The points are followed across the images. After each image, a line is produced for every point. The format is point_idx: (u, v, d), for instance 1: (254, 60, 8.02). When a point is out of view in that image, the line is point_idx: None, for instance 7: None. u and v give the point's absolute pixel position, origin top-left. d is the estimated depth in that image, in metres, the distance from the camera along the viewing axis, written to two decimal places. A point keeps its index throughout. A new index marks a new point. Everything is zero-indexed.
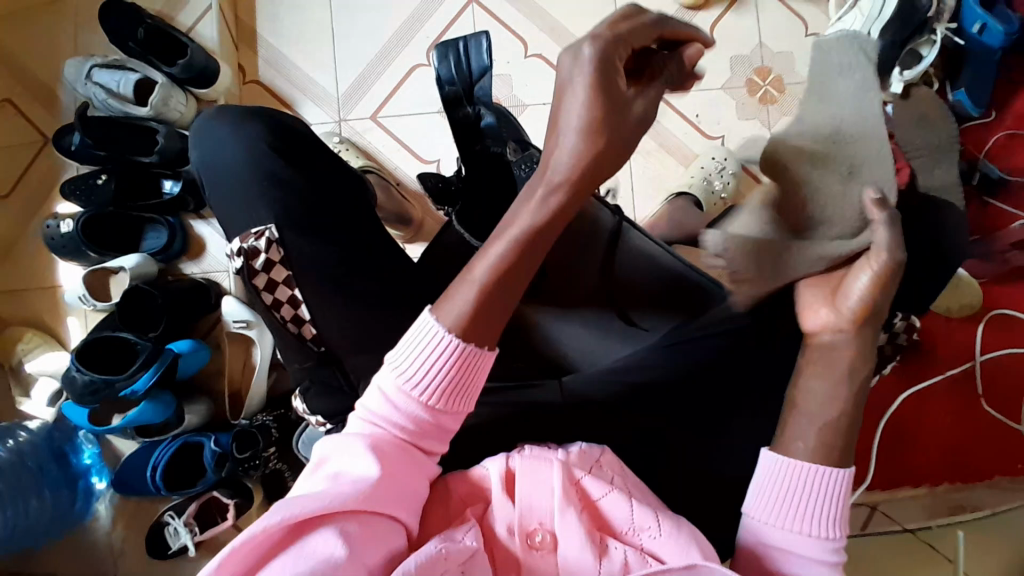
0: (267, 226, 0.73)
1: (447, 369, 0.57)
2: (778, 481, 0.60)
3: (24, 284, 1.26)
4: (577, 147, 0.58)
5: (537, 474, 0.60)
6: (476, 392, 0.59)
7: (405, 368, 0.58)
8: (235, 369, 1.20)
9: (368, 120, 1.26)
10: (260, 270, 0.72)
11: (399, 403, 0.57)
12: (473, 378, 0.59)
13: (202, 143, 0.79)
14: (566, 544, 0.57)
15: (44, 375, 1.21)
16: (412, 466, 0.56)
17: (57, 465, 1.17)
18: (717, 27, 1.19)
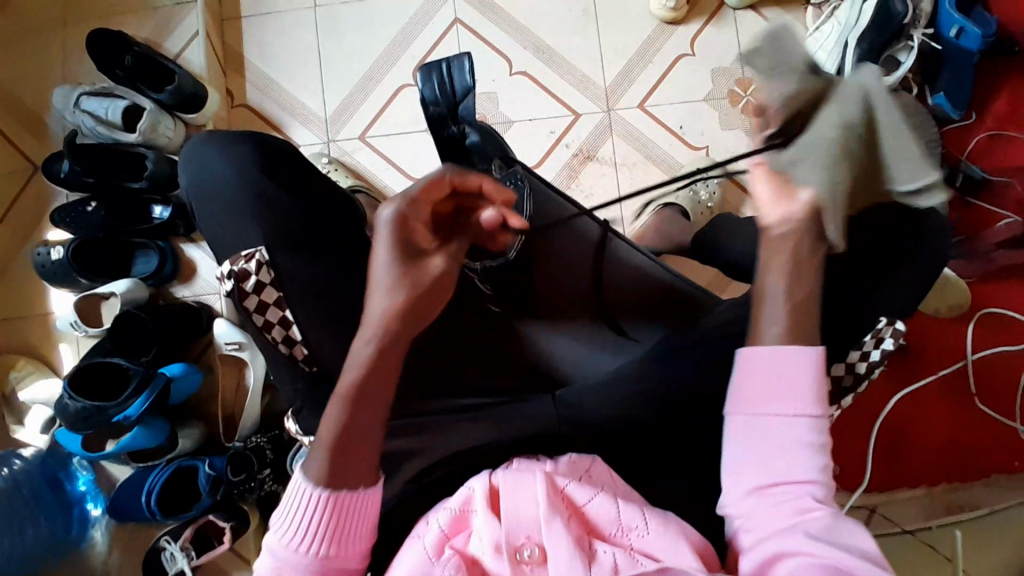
0: (256, 249, 0.73)
1: (318, 518, 0.57)
2: (757, 369, 0.60)
3: (15, 312, 1.26)
4: (387, 299, 0.59)
5: (522, 487, 0.62)
6: (359, 531, 0.59)
7: (286, 530, 0.58)
8: (228, 392, 1.20)
9: (356, 139, 1.27)
10: (251, 292, 0.71)
11: (287, 561, 0.58)
12: (351, 521, 0.58)
13: (190, 165, 0.80)
14: (554, 557, 0.58)
15: (37, 404, 1.21)
16: None
17: (52, 491, 1.18)
18: (697, 39, 1.21)
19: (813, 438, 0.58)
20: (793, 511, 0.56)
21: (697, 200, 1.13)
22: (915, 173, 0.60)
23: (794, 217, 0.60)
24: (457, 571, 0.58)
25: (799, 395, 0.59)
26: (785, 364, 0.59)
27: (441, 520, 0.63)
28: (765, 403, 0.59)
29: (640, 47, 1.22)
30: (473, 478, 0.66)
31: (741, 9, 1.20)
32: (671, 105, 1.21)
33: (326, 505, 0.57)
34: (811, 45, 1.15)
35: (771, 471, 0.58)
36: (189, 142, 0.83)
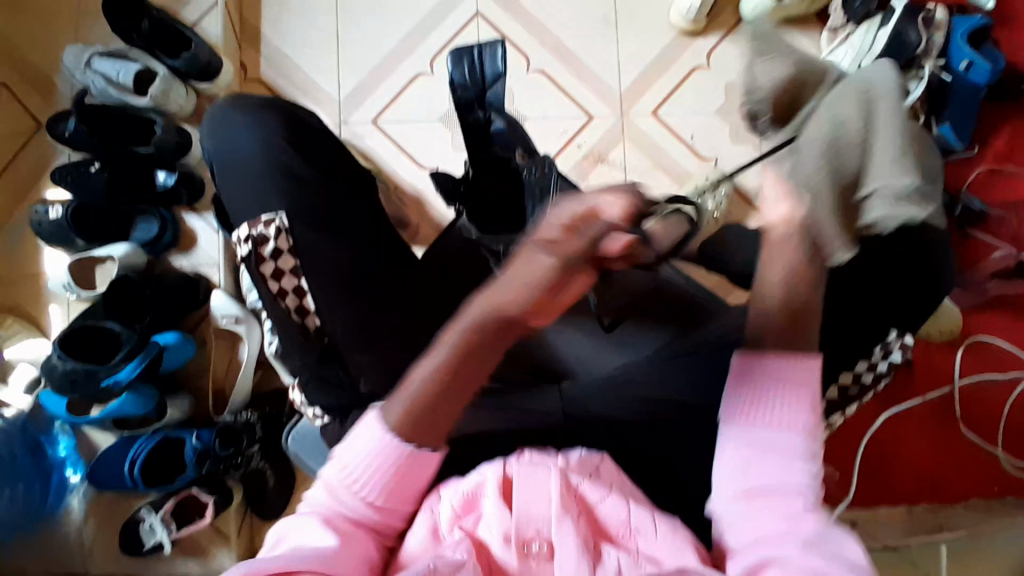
0: (277, 214, 0.75)
1: (382, 462, 0.62)
2: (748, 383, 0.62)
3: (6, 270, 1.23)
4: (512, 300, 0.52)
5: (535, 481, 0.64)
6: (416, 487, 0.63)
7: (351, 471, 0.63)
8: (219, 367, 1.20)
9: (368, 123, 1.27)
10: (268, 258, 0.73)
11: (343, 500, 0.63)
12: (412, 475, 0.63)
13: (210, 130, 0.80)
14: (563, 550, 0.61)
15: (24, 363, 1.19)
16: (360, 543, 0.62)
17: (31, 457, 1.16)
18: (714, 53, 1.22)
19: (801, 459, 0.61)
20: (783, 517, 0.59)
21: (706, 209, 1.12)
22: (895, 170, 0.55)
23: (777, 220, 0.57)
24: (468, 554, 0.60)
25: (795, 412, 0.61)
26: (778, 382, 0.61)
27: (453, 499, 0.65)
28: (763, 415, 0.62)
29: (656, 56, 1.23)
30: (485, 464, 0.68)
31: None
32: (684, 115, 1.21)
33: (399, 455, 0.61)
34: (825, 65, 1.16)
35: (762, 480, 0.60)
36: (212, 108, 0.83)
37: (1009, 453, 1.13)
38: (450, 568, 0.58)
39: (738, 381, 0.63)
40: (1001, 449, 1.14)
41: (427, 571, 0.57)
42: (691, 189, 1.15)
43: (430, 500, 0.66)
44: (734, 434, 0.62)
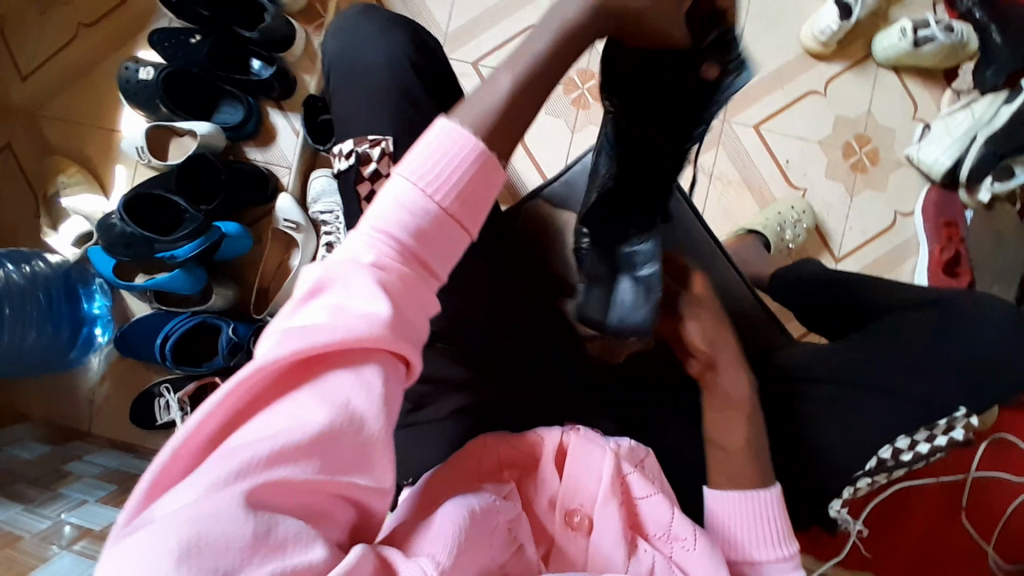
0: (385, 136, 0.72)
1: (460, 168, 0.46)
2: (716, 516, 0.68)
3: (82, 119, 1.23)
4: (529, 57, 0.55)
5: (588, 458, 0.63)
6: (489, 206, 0.48)
7: (421, 177, 0.46)
8: (269, 266, 1.20)
9: (468, 64, 1.25)
10: (367, 178, 0.71)
11: (409, 219, 0.45)
12: (485, 192, 0.48)
13: (344, 39, 0.78)
14: (604, 531, 0.60)
15: (77, 215, 1.18)
16: (423, 307, 0.46)
17: (67, 302, 1.14)
18: (833, 81, 1.20)
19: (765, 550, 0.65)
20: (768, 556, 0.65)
21: (782, 237, 1.13)
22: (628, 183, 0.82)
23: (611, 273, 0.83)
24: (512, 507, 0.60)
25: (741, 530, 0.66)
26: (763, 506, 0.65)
27: (504, 453, 0.65)
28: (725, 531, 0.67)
29: (776, 69, 1.20)
30: (543, 428, 0.67)
31: (885, 67, 1.19)
32: (785, 137, 1.20)
33: (472, 172, 0.47)
34: (938, 126, 1.14)
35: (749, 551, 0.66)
36: (347, 15, 0.81)
37: (1000, 555, 1.07)
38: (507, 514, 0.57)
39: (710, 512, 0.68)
40: (992, 548, 1.07)
41: (486, 509, 0.54)
42: (772, 215, 1.14)
43: (481, 440, 0.66)
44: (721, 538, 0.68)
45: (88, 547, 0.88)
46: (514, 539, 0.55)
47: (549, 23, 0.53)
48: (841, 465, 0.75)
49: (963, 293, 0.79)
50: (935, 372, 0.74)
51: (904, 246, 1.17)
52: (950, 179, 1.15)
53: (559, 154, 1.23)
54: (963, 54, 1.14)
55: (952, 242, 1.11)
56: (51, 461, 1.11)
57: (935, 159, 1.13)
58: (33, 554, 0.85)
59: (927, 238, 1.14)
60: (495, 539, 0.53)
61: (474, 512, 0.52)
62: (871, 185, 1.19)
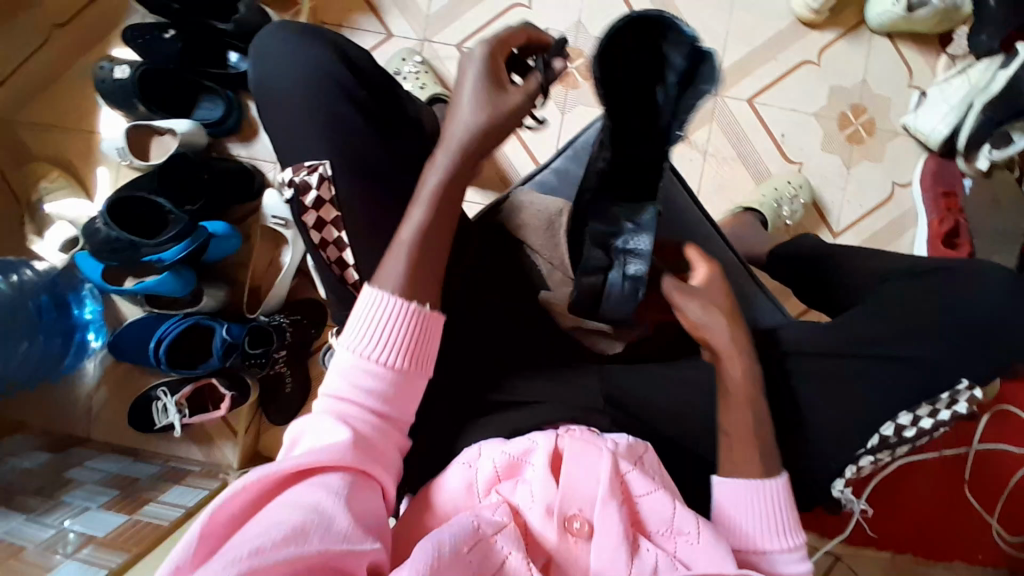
0: (321, 162, 0.70)
1: (402, 329, 0.61)
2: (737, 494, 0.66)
3: (61, 121, 1.21)
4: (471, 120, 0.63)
5: (586, 459, 0.62)
6: (429, 348, 0.63)
7: (365, 343, 0.61)
8: (259, 265, 1.18)
9: (452, 47, 1.22)
10: (310, 207, 0.70)
11: (357, 378, 0.60)
12: (424, 338, 0.63)
13: (263, 55, 0.74)
14: (604, 534, 0.59)
15: (62, 221, 1.16)
16: (383, 439, 0.60)
17: (57, 311, 1.12)
18: (826, 50, 1.17)
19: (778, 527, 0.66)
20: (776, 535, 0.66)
21: (779, 213, 1.11)
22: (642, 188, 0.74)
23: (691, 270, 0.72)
24: (507, 518, 0.59)
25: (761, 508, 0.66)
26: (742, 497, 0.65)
27: (497, 461, 0.64)
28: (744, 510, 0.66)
29: (768, 40, 1.17)
30: (535, 432, 0.66)
31: (880, 33, 1.16)
32: (779, 110, 1.17)
33: (407, 320, 0.61)
34: (935, 93, 1.11)
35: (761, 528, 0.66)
36: (262, 34, 0.75)
37: (1005, 528, 1.08)
38: (490, 528, 0.58)
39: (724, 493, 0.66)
40: (996, 520, 1.08)
41: (470, 531, 0.56)
42: (769, 191, 1.12)
43: (475, 451, 0.66)
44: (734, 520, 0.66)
45: (93, 555, 0.88)
46: (496, 553, 0.57)
47: (447, 147, 0.64)
48: (842, 447, 0.74)
49: (963, 266, 0.77)
50: (938, 346, 0.73)
51: (901, 218, 1.15)
52: (948, 148, 1.12)
53: (549, 138, 1.20)
54: (957, 19, 1.10)
55: (951, 212, 1.10)
56: (52, 469, 1.11)
57: (932, 127, 1.11)
58: (39, 565, 0.85)
59: (925, 208, 1.12)
60: (470, 559, 0.54)
61: (449, 539, 0.54)
62: (868, 156, 1.16)
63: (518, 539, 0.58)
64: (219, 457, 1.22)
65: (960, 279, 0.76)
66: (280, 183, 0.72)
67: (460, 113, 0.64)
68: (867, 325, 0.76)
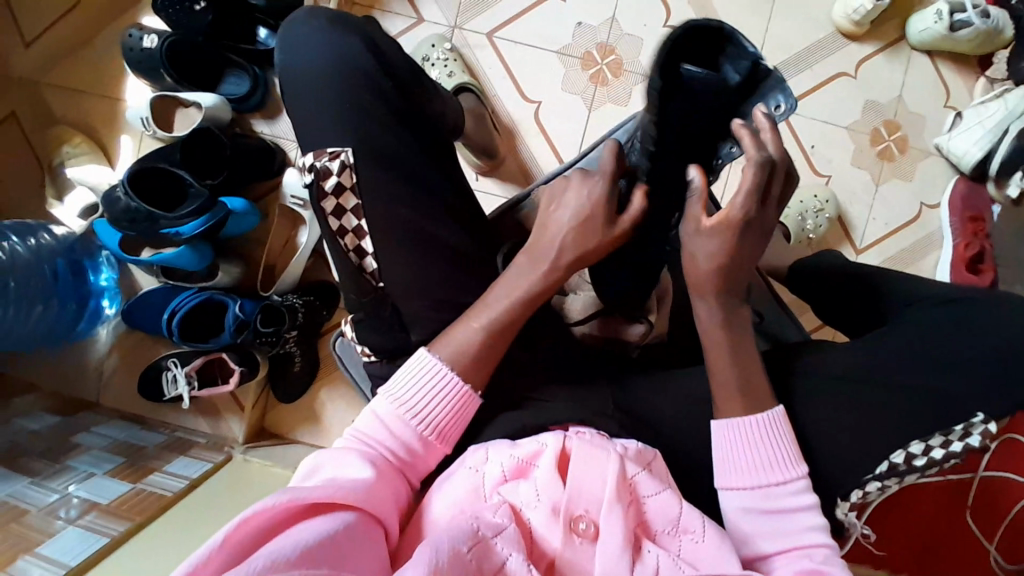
0: (344, 148, 0.68)
1: (447, 405, 0.64)
2: (777, 446, 0.64)
3: (88, 86, 1.22)
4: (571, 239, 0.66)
5: (594, 460, 0.61)
6: (463, 425, 0.65)
7: (407, 401, 0.63)
8: (275, 244, 1.17)
9: (483, 36, 1.21)
10: (330, 194, 0.68)
11: (393, 431, 0.63)
12: (463, 415, 0.65)
13: (286, 42, 0.72)
14: (609, 537, 0.57)
15: (83, 186, 1.17)
16: (393, 491, 0.60)
17: (74, 277, 1.13)
18: (864, 63, 1.14)
19: (800, 503, 0.63)
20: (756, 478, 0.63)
21: (802, 228, 1.10)
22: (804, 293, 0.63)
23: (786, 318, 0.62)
24: (508, 520, 0.58)
25: (777, 463, 0.63)
26: (779, 448, 0.64)
27: (505, 463, 0.63)
28: (765, 459, 0.63)
29: (806, 48, 1.15)
30: (543, 433, 0.66)
31: (919, 50, 1.13)
32: (811, 121, 1.15)
33: (457, 393, 0.64)
34: (970, 115, 1.09)
35: (762, 465, 0.63)
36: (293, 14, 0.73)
37: (1005, 556, 1.05)
38: (489, 530, 0.56)
39: (783, 446, 0.64)
40: (995, 547, 1.05)
41: (471, 536, 0.54)
42: (794, 203, 1.11)
43: (482, 454, 0.65)
44: (757, 464, 0.63)
45: (96, 522, 0.89)
46: (495, 554, 0.55)
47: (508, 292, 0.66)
48: None
49: (988, 296, 0.75)
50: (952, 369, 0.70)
51: (928, 238, 1.13)
52: (979, 172, 1.10)
53: (575, 134, 1.18)
54: (997, 42, 1.08)
55: (977, 237, 1.07)
56: (58, 433, 1.12)
57: (965, 150, 1.09)
58: (42, 530, 0.86)
59: (951, 231, 1.10)
60: (468, 560, 0.52)
61: (448, 542, 0.53)
62: (897, 174, 1.14)
63: (518, 540, 0.57)
64: (225, 431, 1.23)
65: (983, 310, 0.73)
66: (297, 169, 0.69)
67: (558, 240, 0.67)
68: (887, 353, 0.73)
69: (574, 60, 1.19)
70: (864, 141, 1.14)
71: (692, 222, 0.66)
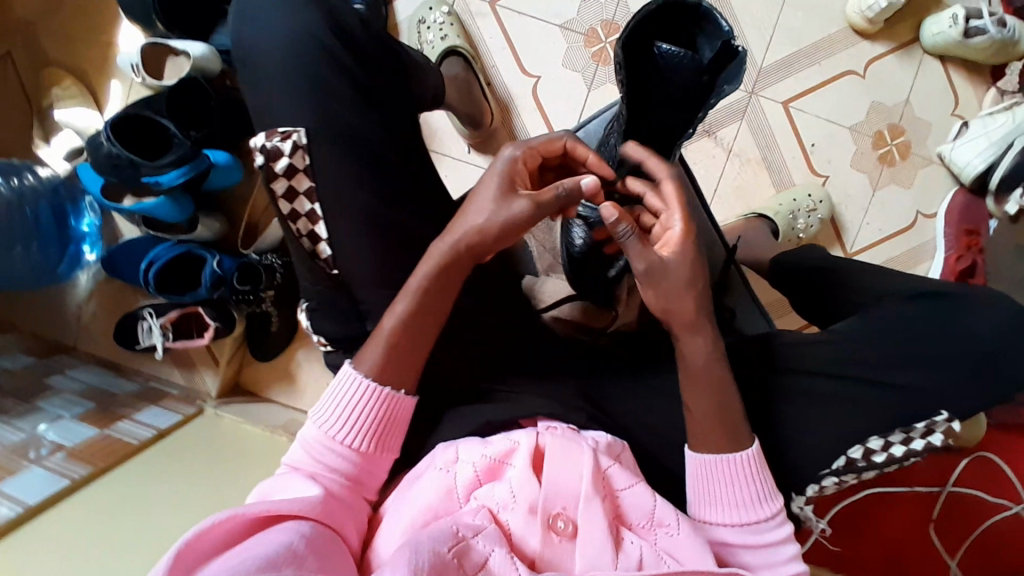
0: (296, 128, 0.66)
1: (373, 412, 0.63)
2: (756, 482, 0.62)
3: (81, 28, 1.20)
4: (484, 215, 0.63)
5: (568, 454, 0.60)
6: (399, 432, 0.65)
7: (336, 417, 0.63)
8: (258, 204, 1.19)
9: (486, 3, 1.17)
10: (281, 175, 0.66)
11: (327, 450, 0.62)
12: (396, 419, 0.64)
13: (242, 10, 0.69)
14: (587, 532, 0.56)
15: (69, 129, 1.15)
16: (342, 505, 0.59)
17: (55, 220, 1.12)
18: (874, 63, 1.10)
19: (773, 539, 0.61)
20: (733, 507, 0.61)
21: (792, 225, 1.06)
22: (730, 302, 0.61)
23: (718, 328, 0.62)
24: (487, 521, 0.56)
25: (756, 498, 0.61)
26: (760, 484, 0.62)
27: (478, 462, 0.61)
28: (743, 492, 0.61)
29: (815, 43, 1.11)
30: (513, 431, 0.64)
31: (931, 54, 1.09)
32: (814, 119, 1.12)
33: (382, 397, 0.63)
34: (977, 125, 1.05)
35: (740, 496, 0.61)
36: None
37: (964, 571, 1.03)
38: (469, 531, 0.54)
39: (764, 482, 0.62)
40: (956, 564, 1.03)
41: (450, 537, 0.53)
42: (787, 200, 1.07)
43: (453, 452, 0.62)
44: (735, 494, 0.61)
45: (60, 463, 0.89)
46: (477, 552, 0.53)
47: (421, 272, 0.64)
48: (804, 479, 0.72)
49: None
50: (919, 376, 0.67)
51: (919, 249, 1.10)
52: (980, 184, 1.07)
53: (570, 113, 1.16)
54: (1013, 53, 1.04)
55: (970, 251, 1.05)
56: (34, 374, 1.12)
57: (968, 161, 1.05)
58: (4, 468, 0.87)
59: (945, 243, 1.08)
60: (450, 559, 0.51)
61: (428, 542, 0.51)
62: (897, 180, 1.11)
63: (499, 539, 0.55)
64: (199, 384, 1.23)
65: (961, 310, 0.70)
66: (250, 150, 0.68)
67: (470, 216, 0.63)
68: (854, 353, 0.70)
69: (576, 36, 1.15)
70: (865, 142, 1.11)
71: (643, 255, 0.61)
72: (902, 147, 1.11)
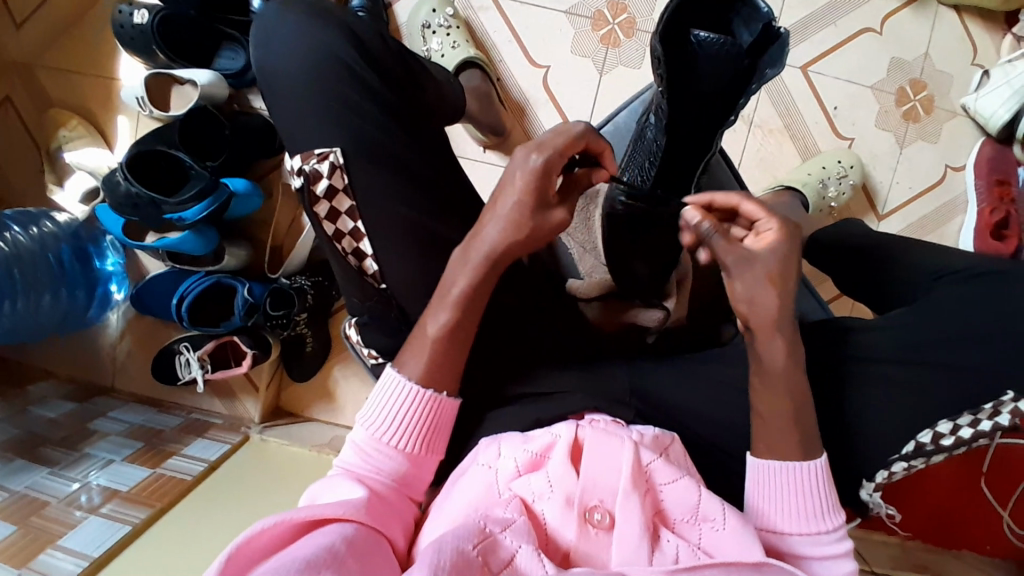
0: (333, 149, 0.64)
1: (420, 416, 0.62)
2: (817, 496, 0.59)
3: (81, 66, 1.18)
4: (504, 225, 0.61)
5: (605, 448, 0.57)
6: (445, 434, 0.64)
7: (382, 422, 0.62)
8: (281, 224, 1.18)
9: None
10: (322, 197, 0.65)
11: (376, 454, 0.62)
12: (442, 423, 0.63)
13: (262, 35, 0.67)
14: (626, 526, 0.53)
15: (82, 170, 1.14)
16: (388, 508, 0.58)
17: (79, 264, 1.11)
18: (889, 19, 1.08)
19: (825, 553, 0.59)
20: (786, 516, 0.59)
21: (823, 195, 1.04)
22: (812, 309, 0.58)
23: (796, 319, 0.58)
24: (519, 515, 0.54)
25: (814, 511, 0.59)
26: (819, 499, 0.59)
27: (518, 457, 0.58)
28: (802, 505, 0.59)
29: (829, 3, 1.08)
30: (554, 425, 0.61)
31: (946, 5, 1.07)
32: (833, 81, 1.10)
33: (427, 401, 0.62)
34: (997, 74, 1.03)
35: (797, 507, 0.59)
36: (263, 10, 0.69)
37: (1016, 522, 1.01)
38: (496, 526, 0.52)
39: (824, 498, 0.59)
40: (1009, 514, 1.02)
41: (475, 535, 0.51)
42: (815, 170, 1.05)
43: (494, 449, 0.60)
44: (791, 506, 0.59)
45: (115, 511, 0.89)
46: (503, 548, 0.51)
47: (457, 287, 0.62)
48: None
49: None
50: (979, 350, 0.64)
51: (951, 204, 1.09)
52: (1006, 133, 1.05)
53: (584, 101, 1.13)
54: None
55: (1003, 203, 1.02)
56: (75, 419, 1.12)
57: (992, 112, 1.03)
58: (60, 521, 0.86)
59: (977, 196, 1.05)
60: (474, 558, 0.49)
61: (452, 541, 0.49)
62: (923, 136, 1.09)
63: (529, 533, 0.53)
64: (241, 412, 1.24)
65: None
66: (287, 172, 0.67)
67: (492, 223, 0.62)
68: (911, 325, 0.67)
69: (583, 20, 1.13)
70: (888, 100, 1.09)
71: (730, 249, 0.57)
72: (925, 102, 1.08)
